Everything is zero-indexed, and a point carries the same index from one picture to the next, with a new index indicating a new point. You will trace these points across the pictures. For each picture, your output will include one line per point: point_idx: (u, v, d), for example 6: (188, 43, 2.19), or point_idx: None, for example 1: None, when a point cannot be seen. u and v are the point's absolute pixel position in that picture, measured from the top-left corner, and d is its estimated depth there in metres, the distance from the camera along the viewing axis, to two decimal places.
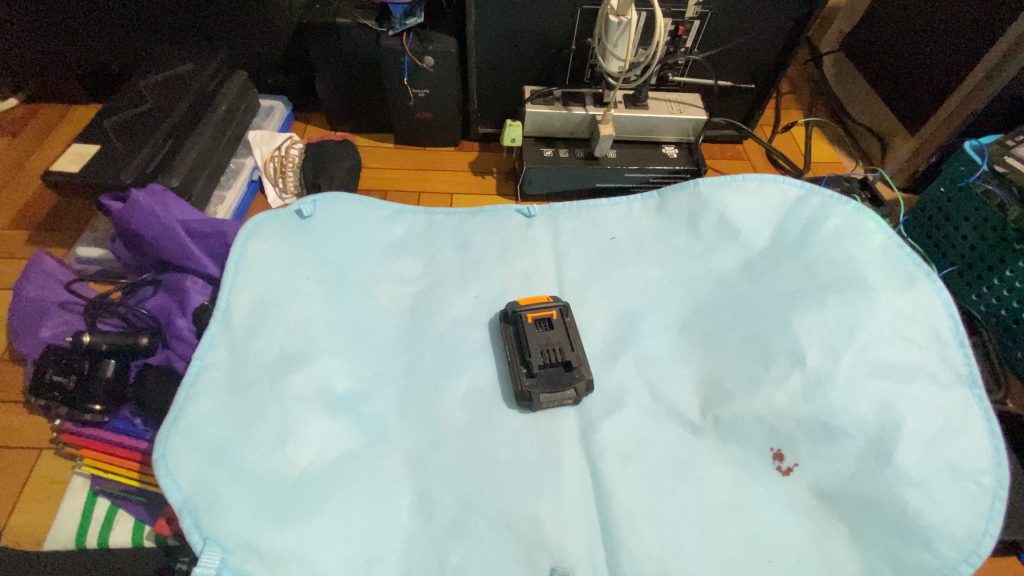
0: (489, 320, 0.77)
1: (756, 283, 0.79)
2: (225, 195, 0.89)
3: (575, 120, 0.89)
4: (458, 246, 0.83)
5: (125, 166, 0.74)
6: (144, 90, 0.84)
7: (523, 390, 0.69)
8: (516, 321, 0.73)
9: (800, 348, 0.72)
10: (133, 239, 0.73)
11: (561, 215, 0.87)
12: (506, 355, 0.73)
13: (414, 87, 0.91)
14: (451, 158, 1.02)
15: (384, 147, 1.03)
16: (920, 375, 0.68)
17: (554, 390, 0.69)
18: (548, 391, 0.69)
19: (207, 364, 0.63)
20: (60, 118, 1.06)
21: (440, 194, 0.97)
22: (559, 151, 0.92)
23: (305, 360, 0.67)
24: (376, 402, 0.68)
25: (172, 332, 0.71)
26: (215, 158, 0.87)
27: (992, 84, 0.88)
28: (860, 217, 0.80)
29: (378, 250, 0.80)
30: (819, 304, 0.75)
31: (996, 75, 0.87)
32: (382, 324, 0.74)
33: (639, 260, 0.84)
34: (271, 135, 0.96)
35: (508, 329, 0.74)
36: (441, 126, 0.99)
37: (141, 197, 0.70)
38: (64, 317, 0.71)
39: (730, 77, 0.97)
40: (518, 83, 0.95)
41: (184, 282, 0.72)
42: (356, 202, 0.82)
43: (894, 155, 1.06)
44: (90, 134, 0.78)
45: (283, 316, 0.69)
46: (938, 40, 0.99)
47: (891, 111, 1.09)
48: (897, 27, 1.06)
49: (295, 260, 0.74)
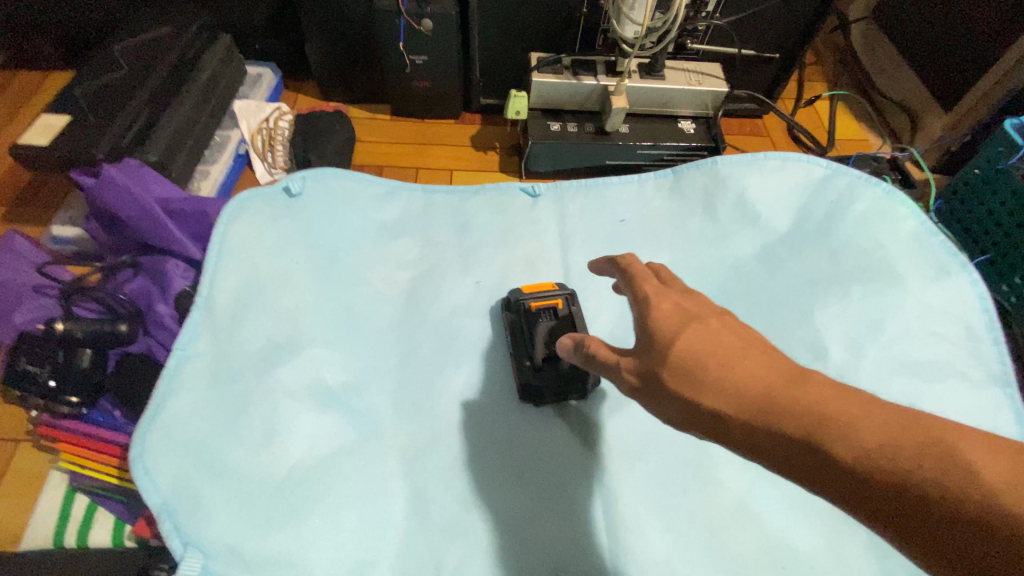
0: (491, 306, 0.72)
1: (775, 272, 0.74)
2: (209, 170, 0.83)
3: (585, 91, 0.82)
4: (457, 228, 0.78)
5: (97, 138, 0.68)
6: (120, 55, 0.78)
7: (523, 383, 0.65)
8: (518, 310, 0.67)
9: (821, 343, 0.68)
10: (108, 218, 0.68)
11: (567, 194, 0.82)
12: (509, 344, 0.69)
13: (411, 54, 0.84)
14: (451, 131, 0.96)
15: (379, 119, 0.96)
16: (949, 373, 0.65)
17: (562, 387, 0.64)
18: (556, 388, 0.64)
19: (189, 355, 0.57)
20: (35, 85, 0.99)
21: (438, 171, 0.91)
22: (567, 124, 0.85)
23: (294, 350, 0.63)
24: (369, 395, 0.64)
25: (153, 319, 0.66)
26: (198, 130, 0.81)
27: None
28: (892, 200, 0.74)
29: (372, 232, 0.75)
30: (842, 295, 0.71)
31: None
32: (376, 312, 0.70)
33: (650, 244, 0.78)
34: (259, 105, 0.90)
35: (510, 319, 0.69)
36: (440, 96, 0.92)
37: (114, 171, 0.65)
38: (39, 302, 0.66)
39: (754, 46, 0.89)
40: (523, 50, 0.87)
41: (165, 265, 0.67)
42: (348, 178, 0.77)
43: (925, 133, 0.99)
44: (61, 104, 0.72)
45: (271, 303, 0.65)
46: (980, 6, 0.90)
47: (924, 84, 1.01)
48: None
49: (283, 242, 0.69)
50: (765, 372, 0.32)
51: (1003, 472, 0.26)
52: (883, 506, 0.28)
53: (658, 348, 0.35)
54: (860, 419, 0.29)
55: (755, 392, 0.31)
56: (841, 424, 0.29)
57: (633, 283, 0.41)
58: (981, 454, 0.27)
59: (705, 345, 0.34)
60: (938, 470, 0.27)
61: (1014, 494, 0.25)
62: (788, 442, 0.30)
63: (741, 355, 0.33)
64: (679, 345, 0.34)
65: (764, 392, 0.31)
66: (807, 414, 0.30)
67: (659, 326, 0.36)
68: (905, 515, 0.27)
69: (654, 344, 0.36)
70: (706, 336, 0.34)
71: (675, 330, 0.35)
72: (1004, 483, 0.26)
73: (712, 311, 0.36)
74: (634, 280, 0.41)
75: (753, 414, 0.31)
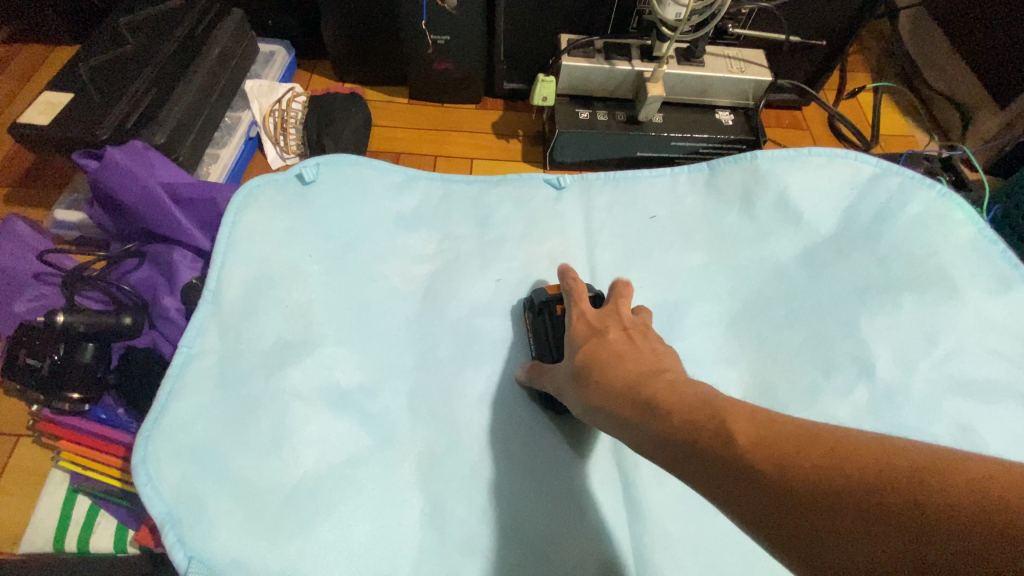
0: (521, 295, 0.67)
1: (819, 277, 0.69)
2: (219, 154, 0.79)
3: (618, 77, 0.77)
4: (478, 221, 0.74)
5: (100, 118, 0.64)
6: (125, 29, 0.74)
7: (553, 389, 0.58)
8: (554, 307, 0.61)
9: (868, 357, 0.63)
10: (112, 204, 0.64)
11: (595, 187, 0.77)
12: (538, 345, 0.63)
13: (433, 34, 0.79)
14: (472, 117, 0.91)
15: (396, 103, 0.91)
16: (1007, 394, 0.60)
17: None
18: None
19: (194, 352, 0.55)
20: (41, 61, 0.95)
21: (458, 160, 0.86)
22: (596, 112, 0.80)
23: (306, 350, 0.59)
24: (384, 398, 0.61)
25: (158, 312, 0.63)
26: (207, 111, 0.76)
27: None
28: (947, 204, 0.69)
29: (389, 223, 0.71)
30: (892, 305, 0.65)
31: None
32: (392, 308, 0.66)
33: (683, 243, 0.73)
34: (271, 85, 0.85)
35: (535, 319, 0.64)
36: (462, 79, 0.87)
37: (118, 155, 0.61)
38: (41, 290, 0.63)
39: (801, 32, 0.83)
40: (552, 31, 0.82)
41: (171, 255, 0.64)
42: (365, 166, 0.73)
43: (976, 131, 0.93)
44: (64, 80, 0.68)
45: (280, 297, 0.61)
46: None
47: (978, 78, 0.94)
48: None
49: (295, 232, 0.66)
50: (615, 373, 0.41)
51: (755, 435, 0.30)
52: (675, 468, 0.34)
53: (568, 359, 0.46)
54: (675, 405, 0.35)
55: (609, 387, 0.40)
56: (649, 405, 0.37)
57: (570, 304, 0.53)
58: (749, 424, 0.31)
59: (594, 353, 0.44)
60: (704, 435, 0.32)
61: (757, 450, 0.30)
62: (622, 423, 0.38)
63: (617, 360, 0.42)
64: (578, 356, 0.45)
65: (614, 385, 0.40)
66: (631, 403, 0.38)
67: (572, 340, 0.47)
68: (685, 471, 0.33)
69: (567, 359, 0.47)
70: (598, 348, 0.44)
71: (579, 341, 0.46)
72: (751, 441, 0.30)
73: (614, 326, 0.46)
74: (572, 301, 0.53)
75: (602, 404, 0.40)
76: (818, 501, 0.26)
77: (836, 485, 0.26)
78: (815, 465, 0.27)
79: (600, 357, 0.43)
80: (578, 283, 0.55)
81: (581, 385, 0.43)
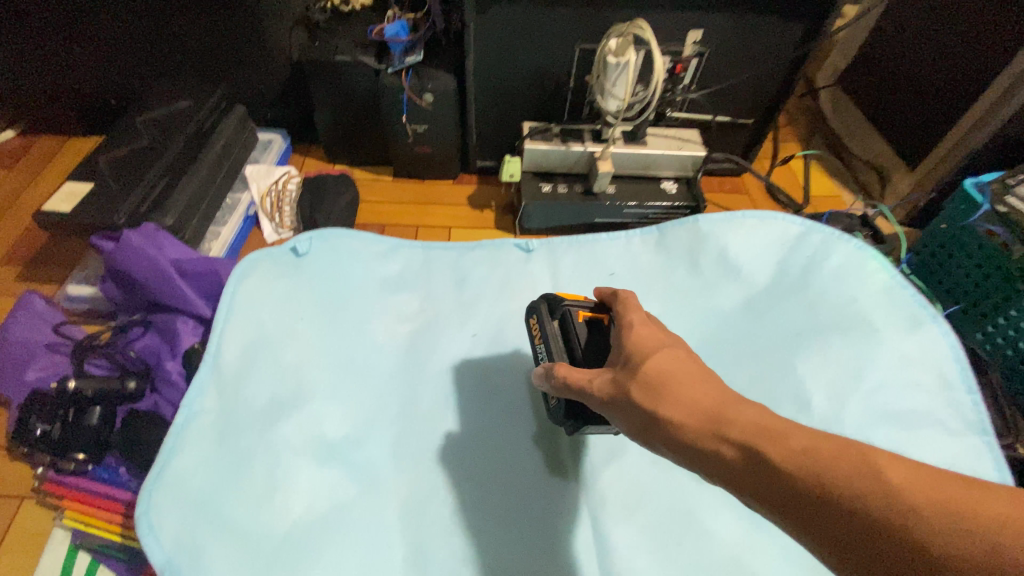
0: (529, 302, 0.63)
1: (760, 324, 0.78)
2: (220, 232, 0.87)
3: (574, 157, 0.89)
4: (455, 283, 0.82)
5: (117, 206, 0.73)
6: (142, 128, 0.84)
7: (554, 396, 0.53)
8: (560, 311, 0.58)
9: (805, 394, 0.71)
10: (123, 280, 0.72)
11: (559, 250, 0.86)
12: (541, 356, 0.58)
13: (413, 124, 0.91)
14: (449, 191, 1.02)
15: (382, 181, 1.02)
16: (929, 422, 0.68)
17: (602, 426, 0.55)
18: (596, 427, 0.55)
19: (196, 411, 0.59)
20: (57, 150, 1.06)
21: (437, 230, 0.96)
22: (558, 186, 0.91)
23: (297, 407, 0.66)
24: (369, 449, 0.66)
25: (161, 377, 0.69)
26: (211, 195, 0.85)
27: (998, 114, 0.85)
28: (864, 255, 0.79)
29: (375, 287, 0.79)
30: (823, 346, 0.74)
31: (1002, 104, 0.84)
32: (377, 364, 0.73)
33: (641, 296, 0.82)
34: (269, 169, 0.96)
35: (551, 325, 0.58)
36: (440, 159, 0.98)
37: (133, 237, 0.70)
38: (50, 360, 0.69)
39: (731, 113, 0.95)
40: (517, 118, 0.94)
41: (175, 323, 0.71)
42: (352, 237, 0.81)
43: (894, 190, 1.03)
44: (85, 173, 0.77)
45: (274, 358, 0.68)
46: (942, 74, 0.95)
47: (890, 146, 1.06)
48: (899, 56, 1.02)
49: (288, 299, 0.73)
50: (702, 400, 0.36)
51: (908, 479, 0.28)
52: (803, 512, 0.29)
53: (631, 369, 0.40)
54: (790, 433, 0.31)
55: (693, 407, 0.35)
56: (756, 431, 0.32)
57: (623, 315, 0.48)
58: (893, 463, 0.29)
59: (668, 367, 0.39)
60: (848, 473, 0.29)
61: (917, 495, 0.27)
62: (712, 455, 0.33)
63: (695, 381, 0.37)
64: (649, 366, 0.39)
65: (702, 405, 0.35)
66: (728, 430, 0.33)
67: (636, 351, 0.42)
68: (819, 517, 0.29)
69: (628, 368, 0.41)
70: (671, 361, 0.39)
71: (646, 353, 0.41)
72: (903, 482, 0.28)
73: (683, 343, 0.42)
74: (625, 313, 0.48)
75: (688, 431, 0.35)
76: (997, 553, 0.25)
77: (1014, 534, 0.25)
78: (988, 513, 0.26)
79: (677, 372, 0.38)
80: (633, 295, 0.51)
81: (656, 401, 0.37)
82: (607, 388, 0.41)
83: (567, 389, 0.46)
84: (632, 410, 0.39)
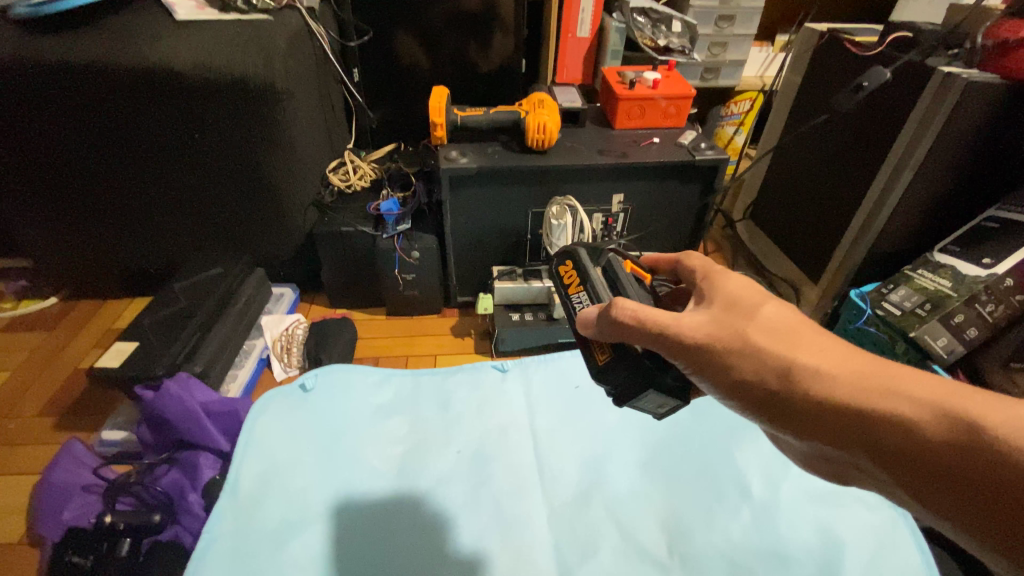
0: (562, 248, 0.64)
1: (702, 423, 0.91)
2: (238, 374, 1.02)
3: (535, 291, 1.08)
4: (440, 405, 0.94)
5: (158, 359, 0.87)
6: (180, 292, 1.02)
7: (597, 339, 0.52)
8: (603, 261, 0.59)
9: (745, 481, 0.83)
10: (156, 422, 0.85)
11: (531, 368, 1.00)
12: (579, 303, 0.59)
13: (403, 273, 1.11)
14: (434, 324, 1.19)
15: (376, 319, 1.20)
16: (852, 498, 0.80)
17: (667, 397, 0.51)
18: (660, 396, 0.51)
19: (214, 536, 0.71)
20: (94, 312, 1.23)
21: (425, 356, 1.12)
22: (525, 314, 1.09)
23: (303, 528, 0.75)
24: (366, 565, 0.73)
25: (182, 508, 0.79)
26: (234, 343, 1.01)
27: (865, 238, 1.01)
28: None
29: (370, 413, 0.92)
30: (755, 439, 0.88)
31: (869, 230, 1.00)
32: (373, 484, 0.82)
33: (603, 405, 0.95)
34: (281, 318, 1.13)
35: (595, 270, 0.59)
36: (426, 298, 1.17)
37: (170, 385, 0.83)
38: (85, 499, 0.81)
39: (660, 248, 1.18)
40: (488, 263, 1.16)
41: (198, 457, 0.83)
42: (353, 371, 0.96)
43: (806, 299, 1.20)
44: (132, 333, 0.93)
45: (285, 485, 0.79)
46: (819, 213, 1.15)
47: (796, 267, 1.24)
48: (788, 195, 1.24)
49: (297, 431, 0.86)
50: (848, 369, 0.39)
51: None
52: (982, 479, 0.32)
53: (741, 316, 0.44)
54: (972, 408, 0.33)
55: (843, 367, 0.39)
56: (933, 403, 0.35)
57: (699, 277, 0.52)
58: None
59: (791, 322, 0.43)
60: None
61: None
62: (870, 411, 0.36)
63: (837, 345, 0.41)
64: (762, 317, 0.44)
65: (854, 369, 0.39)
66: (887, 394, 0.36)
67: (740, 301, 0.46)
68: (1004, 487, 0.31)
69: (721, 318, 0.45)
70: (786, 316, 0.44)
71: (755, 302, 0.45)
72: None
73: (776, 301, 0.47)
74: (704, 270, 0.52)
75: (836, 391, 0.38)
76: None
77: None
78: None
79: (808, 333, 0.42)
80: (692, 255, 0.56)
81: (793, 352, 0.41)
82: (708, 329, 0.44)
83: (640, 327, 0.46)
84: (763, 360, 0.41)
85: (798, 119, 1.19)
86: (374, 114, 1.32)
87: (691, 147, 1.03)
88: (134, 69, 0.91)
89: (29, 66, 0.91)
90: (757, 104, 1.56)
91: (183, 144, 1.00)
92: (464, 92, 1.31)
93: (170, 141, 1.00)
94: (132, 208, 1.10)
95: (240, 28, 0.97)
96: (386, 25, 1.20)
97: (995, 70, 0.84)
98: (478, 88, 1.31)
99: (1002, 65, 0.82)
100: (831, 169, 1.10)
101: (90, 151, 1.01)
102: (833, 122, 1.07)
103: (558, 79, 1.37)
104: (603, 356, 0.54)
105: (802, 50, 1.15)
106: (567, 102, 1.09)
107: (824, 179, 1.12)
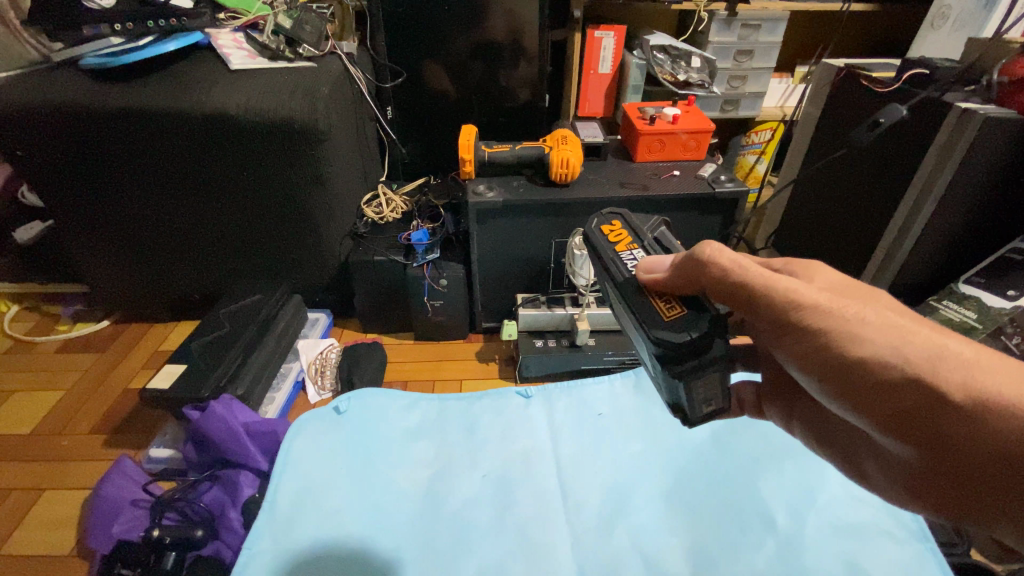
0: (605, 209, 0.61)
1: (724, 452, 0.92)
2: (275, 396, 1.07)
3: (558, 318, 1.11)
4: (466, 429, 0.97)
5: (205, 381, 0.93)
6: (223, 317, 1.09)
7: (680, 280, 0.48)
8: (654, 232, 0.60)
9: (769, 513, 0.83)
10: (201, 441, 0.90)
11: (554, 395, 1.03)
12: (633, 259, 0.56)
13: (431, 300, 1.16)
14: (460, 349, 1.23)
15: (405, 344, 1.24)
16: (879, 533, 0.80)
17: (715, 383, 0.48)
18: (712, 378, 0.48)
19: (255, 552, 0.76)
20: (141, 335, 1.31)
21: (450, 381, 1.15)
22: (548, 341, 1.12)
23: (336, 547, 0.78)
24: None
25: (223, 524, 0.83)
26: (271, 366, 1.06)
27: (888, 269, 1.02)
28: None
29: (398, 437, 0.95)
30: (779, 470, 0.89)
31: (891, 261, 1.01)
32: (401, 506, 0.85)
33: (624, 434, 0.96)
34: (315, 342, 1.18)
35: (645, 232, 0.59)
36: (453, 325, 1.21)
37: (216, 406, 0.88)
38: (134, 513, 0.86)
39: None
40: (513, 291, 1.20)
41: (238, 476, 0.88)
42: (383, 395, 1.00)
43: None
44: (180, 356, 0.99)
45: (319, 505, 0.83)
46: (840, 243, 1.16)
47: None
48: (808, 225, 1.26)
49: (331, 453, 0.90)
50: (996, 364, 0.38)
51: None
52: None
53: (856, 296, 0.44)
54: None
55: (990, 361, 0.38)
56: None
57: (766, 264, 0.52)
58: None
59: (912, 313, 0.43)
60: None
61: None
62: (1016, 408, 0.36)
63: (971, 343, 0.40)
64: (879, 303, 0.43)
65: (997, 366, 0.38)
66: None
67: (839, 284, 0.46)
68: None
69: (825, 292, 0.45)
70: (895, 308, 0.44)
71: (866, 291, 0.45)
72: None
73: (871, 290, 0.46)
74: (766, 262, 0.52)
75: (992, 383, 0.37)
76: None
77: None
78: None
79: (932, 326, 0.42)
80: None
81: (939, 339, 0.39)
82: (828, 297, 0.42)
83: (734, 275, 0.45)
84: (909, 340, 0.39)
85: (818, 151, 1.21)
86: (406, 149, 1.40)
87: (711, 180, 1.07)
88: (191, 113, 1.00)
89: (100, 113, 1.00)
90: (779, 133, 1.58)
91: (231, 180, 1.08)
92: (491, 127, 1.38)
93: (220, 177, 1.08)
94: (182, 238, 1.18)
95: (288, 77, 1.06)
96: (418, 68, 1.28)
97: (1013, 106, 0.85)
98: (504, 124, 1.37)
99: (1021, 102, 0.83)
100: (852, 200, 1.11)
101: (149, 187, 1.10)
102: (854, 155, 1.09)
103: (580, 112, 1.43)
104: (671, 313, 0.50)
105: (819, 85, 1.18)
106: (589, 137, 1.14)
107: (844, 209, 1.14)
